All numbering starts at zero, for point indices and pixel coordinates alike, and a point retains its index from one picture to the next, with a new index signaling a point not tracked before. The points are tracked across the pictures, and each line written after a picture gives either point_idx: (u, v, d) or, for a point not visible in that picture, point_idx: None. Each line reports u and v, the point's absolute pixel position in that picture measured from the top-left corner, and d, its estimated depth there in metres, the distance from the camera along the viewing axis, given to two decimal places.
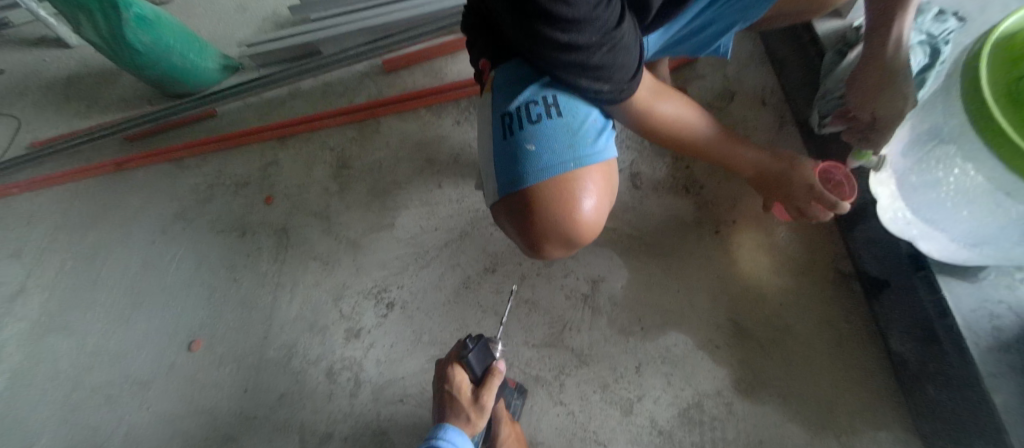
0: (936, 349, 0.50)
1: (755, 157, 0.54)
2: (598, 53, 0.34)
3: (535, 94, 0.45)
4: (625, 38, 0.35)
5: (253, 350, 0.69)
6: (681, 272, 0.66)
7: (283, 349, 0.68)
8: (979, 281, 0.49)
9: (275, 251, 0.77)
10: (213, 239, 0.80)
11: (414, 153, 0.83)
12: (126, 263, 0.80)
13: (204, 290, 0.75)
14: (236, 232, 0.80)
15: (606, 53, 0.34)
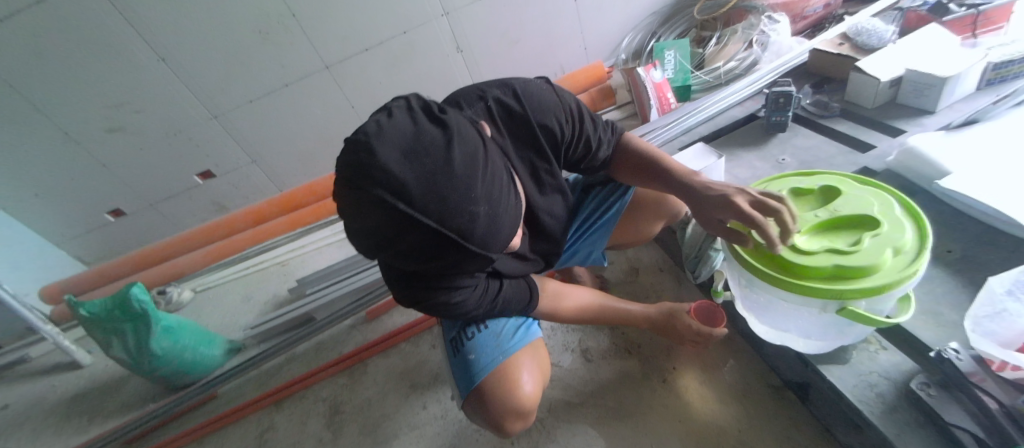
0: (866, 433, 0.58)
1: (643, 312, 0.74)
2: (488, 300, 0.56)
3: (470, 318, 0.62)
4: (505, 295, 0.58)
5: None
6: (648, 427, 0.74)
7: None
8: (850, 363, 0.62)
9: None
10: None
11: (399, 383, 0.99)
12: None
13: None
14: None
15: (491, 299, 0.56)
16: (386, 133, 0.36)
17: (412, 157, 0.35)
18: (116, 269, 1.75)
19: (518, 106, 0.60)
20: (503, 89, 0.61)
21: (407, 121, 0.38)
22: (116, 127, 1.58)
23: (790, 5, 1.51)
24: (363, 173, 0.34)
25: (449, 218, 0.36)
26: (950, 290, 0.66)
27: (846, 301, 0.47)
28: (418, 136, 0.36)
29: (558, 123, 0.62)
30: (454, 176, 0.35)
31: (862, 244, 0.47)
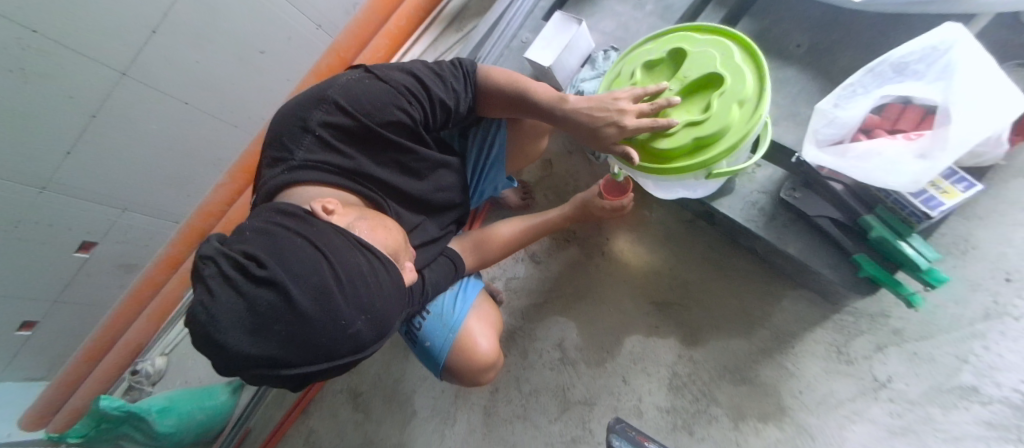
0: (757, 240, 0.68)
1: (563, 212, 0.79)
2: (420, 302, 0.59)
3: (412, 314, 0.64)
4: (432, 285, 0.61)
5: None
6: (602, 299, 0.86)
7: None
8: (734, 190, 0.67)
9: None
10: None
11: (394, 348, 1.10)
12: None
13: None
14: None
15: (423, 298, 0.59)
16: (217, 313, 0.31)
17: (260, 334, 0.31)
18: None
19: (350, 121, 0.48)
20: (323, 102, 0.49)
21: (231, 291, 0.31)
22: None
23: None
24: (225, 359, 0.32)
25: (334, 354, 0.36)
26: (816, 74, 0.66)
27: (712, 166, 0.51)
28: (253, 307, 0.31)
29: (406, 106, 0.51)
30: (319, 330, 0.33)
31: (712, 109, 0.50)
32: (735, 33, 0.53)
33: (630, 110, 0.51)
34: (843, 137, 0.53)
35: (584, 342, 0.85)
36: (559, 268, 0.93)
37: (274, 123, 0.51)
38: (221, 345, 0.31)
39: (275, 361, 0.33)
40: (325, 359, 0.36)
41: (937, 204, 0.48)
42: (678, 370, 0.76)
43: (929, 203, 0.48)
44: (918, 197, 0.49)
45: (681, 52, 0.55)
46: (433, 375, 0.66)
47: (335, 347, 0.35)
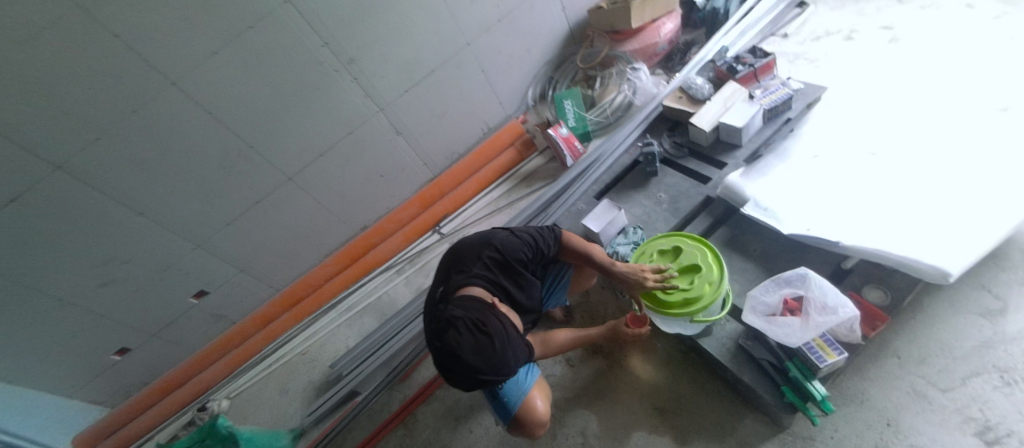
0: (725, 371, 1.02)
1: (599, 330, 1.16)
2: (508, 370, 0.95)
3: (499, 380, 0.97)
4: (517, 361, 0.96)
5: None
6: (616, 401, 1.18)
7: None
8: (711, 333, 1.05)
9: None
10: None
11: (445, 418, 1.40)
12: None
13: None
14: None
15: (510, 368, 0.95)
16: (463, 342, 0.72)
17: (478, 353, 0.72)
18: (143, 400, 2.10)
19: (499, 257, 0.95)
20: (487, 247, 0.96)
21: (467, 330, 0.72)
22: (107, 280, 1.83)
23: (645, 50, 1.98)
24: (458, 366, 0.72)
25: (498, 373, 0.75)
26: (763, 272, 1.09)
27: (694, 315, 0.92)
28: (478, 340, 0.73)
29: (525, 253, 0.99)
30: (495, 358, 0.73)
31: (694, 284, 0.93)
32: (709, 246, 0.99)
33: (649, 277, 0.95)
34: (773, 312, 0.90)
35: (599, 432, 1.14)
36: (588, 374, 1.26)
37: (457, 252, 0.98)
38: (462, 356, 0.72)
39: (479, 368, 0.73)
40: (494, 374, 0.75)
41: (823, 359, 0.83)
42: None
43: (818, 358, 0.84)
44: (813, 354, 0.85)
45: (678, 249, 1.01)
46: (501, 426, 0.96)
47: (500, 369, 0.75)
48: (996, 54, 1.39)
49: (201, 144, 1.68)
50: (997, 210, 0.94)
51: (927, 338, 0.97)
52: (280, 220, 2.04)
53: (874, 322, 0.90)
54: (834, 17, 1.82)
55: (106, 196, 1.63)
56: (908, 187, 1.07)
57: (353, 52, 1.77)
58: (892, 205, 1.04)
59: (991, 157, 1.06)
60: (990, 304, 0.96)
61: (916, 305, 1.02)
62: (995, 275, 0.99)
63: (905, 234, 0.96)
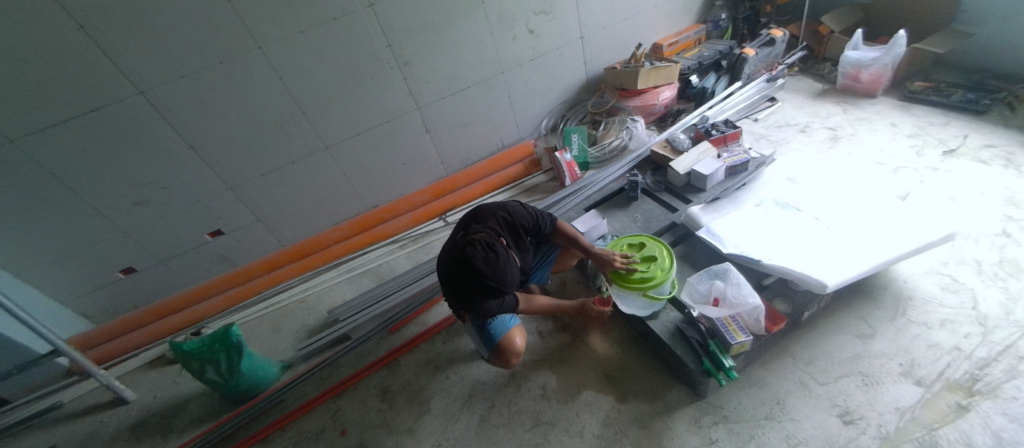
0: (664, 348, 1.30)
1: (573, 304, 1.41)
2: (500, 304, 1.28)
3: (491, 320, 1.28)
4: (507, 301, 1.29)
5: None
6: (575, 367, 1.43)
7: None
8: (659, 318, 1.34)
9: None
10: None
11: (427, 367, 1.62)
12: None
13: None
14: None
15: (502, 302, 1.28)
16: (477, 255, 1.10)
17: (486, 263, 1.11)
18: (133, 321, 2.20)
19: (506, 218, 1.28)
20: (497, 210, 1.30)
21: (480, 249, 1.10)
22: (142, 200, 2.00)
23: (646, 108, 2.40)
24: (474, 270, 1.10)
25: (498, 281, 1.14)
26: None
27: (646, 293, 1.21)
28: (487, 255, 1.11)
29: (525, 221, 1.32)
30: (498, 268, 1.12)
31: (650, 270, 1.23)
32: (666, 247, 1.30)
33: (618, 260, 1.25)
34: (706, 302, 1.29)
35: (558, 388, 1.39)
36: (556, 344, 1.52)
37: (474, 212, 1.31)
38: (476, 264, 1.10)
39: (487, 274, 1.11)
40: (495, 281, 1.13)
41: (733, 338, 1.13)
42: (611, 414, 1.27)
43: (730, 337, 1.13)
44: (727, 334, 1.14)
45: (643, 245, 1.32)
46: (484, 354, 1.28)
47: (500, 278, 1.14)
48: (906, 158, 1.79)
49: (264, 101, 1.96)
50: (877, 254, 1.27)
51: (815, 347, 1.28)
52: (305, 182, 2.28)
53: (775, 321, 1.20)
54: (795, 113, 2.27)
55: (169, 124, 1.85)
56: (823, 229, 1.39)
57: (409, 56, 2.12)
58: (807, 240, 1.36)
59: (881, 218, 1.39)
60: (864, 330, 1.28)
61: (813, 325, 1.34)
62: (869, 311, 1.32)
63: (810, 260, 1.28)
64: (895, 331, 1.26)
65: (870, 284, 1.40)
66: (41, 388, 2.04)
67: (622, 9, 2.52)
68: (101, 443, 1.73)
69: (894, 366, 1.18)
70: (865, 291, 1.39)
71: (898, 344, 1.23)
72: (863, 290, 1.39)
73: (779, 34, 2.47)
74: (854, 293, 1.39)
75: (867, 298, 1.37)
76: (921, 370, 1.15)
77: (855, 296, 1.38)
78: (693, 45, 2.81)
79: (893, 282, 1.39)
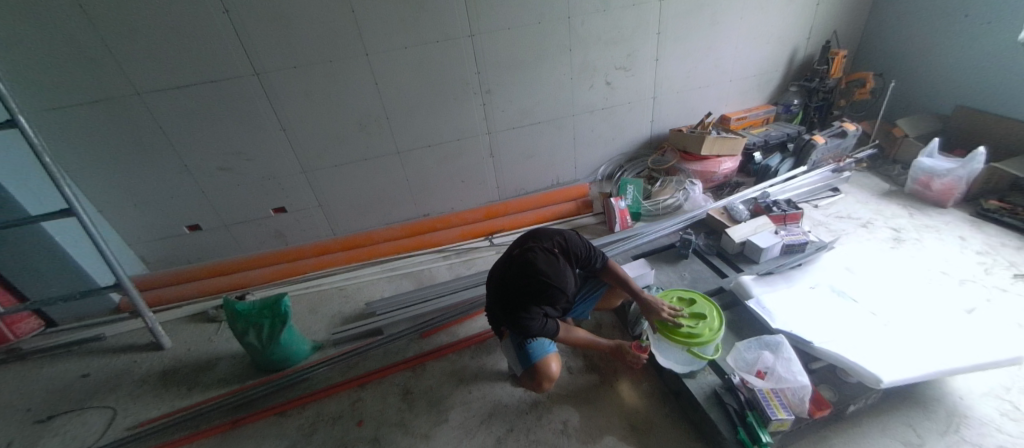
0: (696, 408, 1.28)
1: (609, 344, 1.40)
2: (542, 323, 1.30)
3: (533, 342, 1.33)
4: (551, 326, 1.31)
5: None
6: (600, 410, 1.42)
7: None
8: (696, 378, 1.33)
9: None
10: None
11: (451, 377, 1.64)
12: None
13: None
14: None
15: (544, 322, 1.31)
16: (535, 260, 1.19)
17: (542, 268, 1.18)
18: (188, 273, 2.36)
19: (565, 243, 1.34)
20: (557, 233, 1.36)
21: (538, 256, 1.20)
22: (228, 166, 2.20)
23: (705, 174, 2.45)
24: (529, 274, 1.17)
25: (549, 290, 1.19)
26: None
27: (691, 348, 1.23)
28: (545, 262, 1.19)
29: (581, 250, 1.37)
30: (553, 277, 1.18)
31: (697, 325, 1.24)
32: (716, 306, 1.31)
33: (664, 310, 1.29)
34: (749, 371, 1.27)
35: (579, 427, 1.37)
36: (585, 383, 1.52)
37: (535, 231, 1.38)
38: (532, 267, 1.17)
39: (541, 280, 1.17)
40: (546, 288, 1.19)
41: (773, 415, 1.09)
42: None
43: (771, 413, 1.10)
44: (768, 410, 1.11)
45: (693, 301, 1.34)
46: (517, 371, 1.33)
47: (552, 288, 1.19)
48: (975, 273, 1.73)
49: (356, 101, 2.16)
50: (940, 362, 1.22)
51: (856, 444, 1.22)
52: (370, 179, 2.43)
53: (821, 406, 1.16)
54: (858, 207, 2.26)
55: (270, 103, 2.06)
56: (881, 325, 1.36)
57: (492, 85, 2.29)
58: (863, 332, 1.33)
59: (944, 326, 1.35)
60: (912, 438, 1.22)
61: (856, 421, 1.28)
62: (919, 421, 1.26)
63: (864, 352, 1.25)
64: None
65: (923, 393, 1.33)
66: (89, 318, 2.19)
67: (697, 79, 2.65)
68: (132, 381, 1.82)
69: None
70: (917, 399, 1.32)
71: None
72: (914, 397, 1.33)
73: (851, 128, 2.50)
74: (904, 398, 1.32)
75: (918, 407, 1.30)
76: None
77: (905, 402, 1.31)
78: (760, 124, 2.88)
79: (949, 396, 1.32)
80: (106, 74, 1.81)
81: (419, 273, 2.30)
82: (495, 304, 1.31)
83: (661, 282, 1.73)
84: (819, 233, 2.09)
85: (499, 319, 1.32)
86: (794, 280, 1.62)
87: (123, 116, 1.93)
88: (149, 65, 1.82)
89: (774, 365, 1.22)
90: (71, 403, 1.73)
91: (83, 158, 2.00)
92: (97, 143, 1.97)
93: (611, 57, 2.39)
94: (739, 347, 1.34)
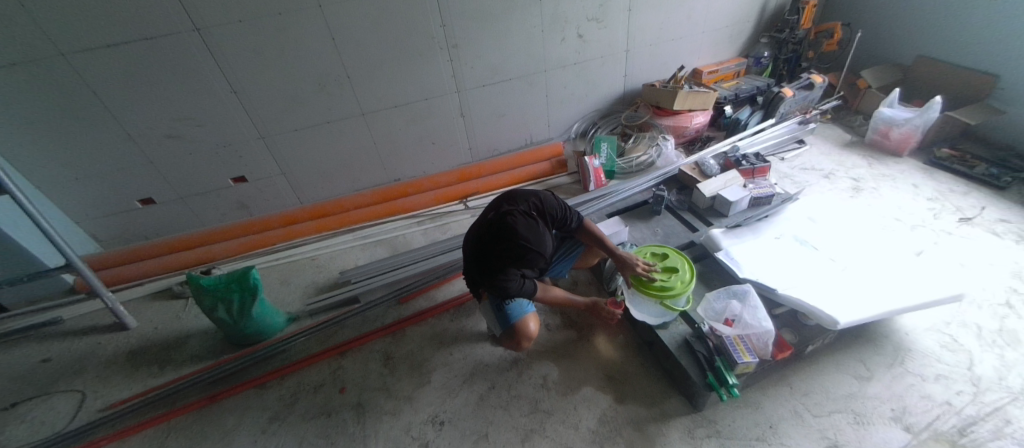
0: (668, 357, 1.34)
1: (585, 302, 1.43)
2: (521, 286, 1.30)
3: (512, 304, 1.35)
4: (530, 287, 1.32)
5: None
6: (578, 363, 1.47)
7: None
8: (668, 328, 1.39)
9: (357, 414, 1.43)
10: (310, 423, 1.43)
11: (432, 340, 1.65)
12: None
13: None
14: (326, 415, 1.45)
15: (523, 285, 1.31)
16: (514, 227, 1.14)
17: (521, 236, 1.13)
18: (145, 250, 2.22)
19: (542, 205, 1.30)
20: (534, 195, 1.32)
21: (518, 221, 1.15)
22: (176, 134, 2.02)
23: (677, 129, 2.45)
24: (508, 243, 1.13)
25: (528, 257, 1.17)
26: None
27: (664, 300, 1.27)
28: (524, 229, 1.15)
29: (558, 211, 1.35)
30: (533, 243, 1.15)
31: (669, 279, 1.28)
32: (687, 259, 1.35)
33: (638, 265, 1.32)
34: (718, 320, 1.33)
35: (558, 380, 1.43)
36: (563, 339, 1.56)
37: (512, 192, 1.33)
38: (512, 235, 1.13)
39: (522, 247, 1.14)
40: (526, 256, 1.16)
41: (739, 359, 1.17)
42: (607, 412, 1.31)
43: (737, 358, 1.18)
44: (734, 355, 1.19)
45: (665, 256, 1.38)
46: (497, 332, 1.36)
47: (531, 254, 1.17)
48: (925, 219, 1.84)
49: (312, 59, 1.99)
50: (890, 302, 1.31)
51: (812, 380, 1.32)
52: (335, 144, 2.31)
53: (782, 348, 1.25)
54: (822, 159, 2.33)
55: (216, 63, 1.87)
56: (839, 270, 1.44)
57: (459, 39, 2.16)
58: (823, 278, 1.41)
59: (895, 269, 1.44)
60: (861, 372, 1.33)
61: (813, 360, 1.38)
62: (868, 356, 1.37)
63: (823, 296, 1.33)
64: (891, 378, 1.30)
65: (873, 331, 1.44)
66: (40, 302, 2.05)
67: (670, 31, 2.57)
68: (98, 363, 1.75)
69: (887, 411, 1.22)
70: (867, 337, 1.43)
71: (894, 390, 1.27)
72: (865, 336, 1.44)
73: (818, 80, 2.53)
74: (856, 337, 1.43)
75: (869, 344, 1.41)
76: (912, 419, 1.19)
77: (857, 340, 1.42)
78: (731, 78, 2.86)
79: (895, 333, 1.43)
80: (13, 30, 1.57)
81: (394, 239, 2.25)
82: (473, 268, 1.29)
83: (635, 238, 1.76)
84: (786, 185, 2.15)
85: (478, 283, 1.30)
86: (761, 231, 1.68)
87: (42, 79, 1.70)
88: (66, 19, 1.59)
89: (742, 313, 1.28)
90: (31, 391, 1.65)
91: (2, 129, 1.79)
92: (17, 111, 1.75)
93: (584, 7, 2.27)
94: (709, 297, 1.40)
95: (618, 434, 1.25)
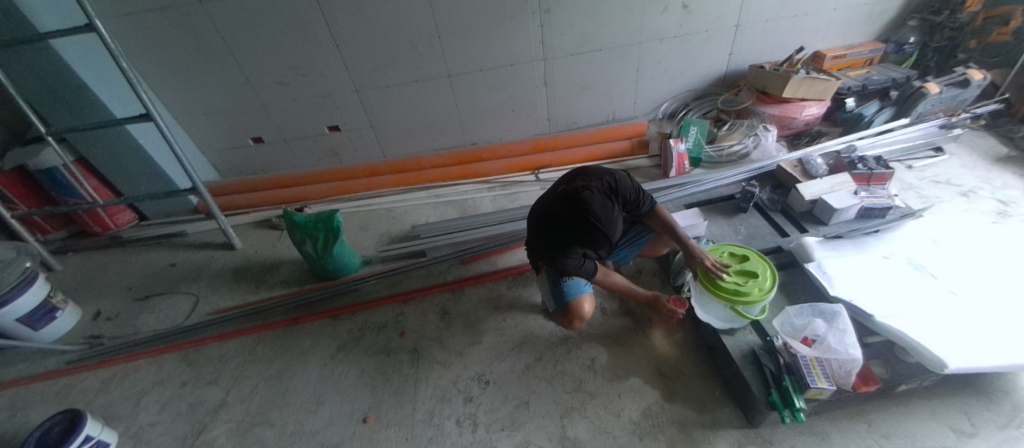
0: (730, 365, 1.27)
1: (646, 294, 1.39)
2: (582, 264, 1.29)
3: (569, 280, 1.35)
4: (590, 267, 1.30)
5: (408, 400, 1.42)
6: (629, 352, 1.44)
7: (425, 402, 1.40)
8: (734, 335, 1.31)
9: (413, 358, 1.55)
10: (372, 358, 1.58)
11: (488, 304, 1.72)
12: (312, 375, 1.55)
13: (378, 381, 1.50)
14: (386, 354, 1.59)
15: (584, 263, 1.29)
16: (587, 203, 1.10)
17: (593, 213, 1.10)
18: (253, 183, 2.53)
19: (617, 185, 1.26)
20: (610, 174, 1.27)
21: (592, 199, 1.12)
22: (285, 81, 2.22)
23: (782, 119, 2.18)
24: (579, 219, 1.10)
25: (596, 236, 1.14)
26: None
27: (734, 304, 1.18)
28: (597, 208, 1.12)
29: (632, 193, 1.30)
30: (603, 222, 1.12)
31: (745, 283, 1.18)
32: (771, 265, 1.23)
33: (711, 262, 1.23)
34: (794, 337, 1.22)
35: (607, 365, 1.42)
36: (618, 326, 1.53)
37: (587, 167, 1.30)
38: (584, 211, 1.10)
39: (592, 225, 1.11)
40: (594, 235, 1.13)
41: (812, 382, 1.06)
42: (653, 407, 1.28)
43: (810, 380, 1.07)
44: (807, 377, 1.08)
45: (745, 258, 1.27)
46: (549, 306, 1.37)
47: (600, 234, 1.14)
48: None
49: (407, 16, 2.04)
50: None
51: (898, 422, 1.17)
52: (420, 102, 2.39)
53: (867, 381, 1.11)
54: (963, 173, 1.94)
55: (323, 17, 1.99)
56: (962, 306, 1.23)
57: (552, 4, 2.07)
58: (939, 311, 1.21)
59: None
60: (964, 427, 1.14)
61: (903, 400, 1.22)
62: (979, 411, 1.17)
63: (933, 331, 1.15)
64: (1004, 441, 1.10)
65: (992, 385, 1.23)
66: (173, 216, 2.45)
67: (793, 5, 2.24)
68: (211, 274, 2.07)
69: None
70: (981, 389, 1.22)
71: None
72: (979, 387, 1.23)
73: (976, 76, 2.05)
74: (967, 386, 1.23)
75: (983, 398, 1.20)
76: None
77: (966, 390, 1.22)
78: (861, 65, 2.45)
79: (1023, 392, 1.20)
80: None
81: (463, 202, 2.33)
82: (537, 238, 1.30)
83: (713, 234, 1.64)
84: (907, 199, 1.85)
85: (539, 254, 1.31)
86: (868, 246, 1.47)
87: (185, 23, 1.95)
88: None
89: (826, 334, 1.16)
90: (163, 288, 2.01)
91: (154, 65, 2.09)
92: (166, 50, 2.04)
93: None
94: (787, 312, 1.29)
95: (660, 430, 1.23)
